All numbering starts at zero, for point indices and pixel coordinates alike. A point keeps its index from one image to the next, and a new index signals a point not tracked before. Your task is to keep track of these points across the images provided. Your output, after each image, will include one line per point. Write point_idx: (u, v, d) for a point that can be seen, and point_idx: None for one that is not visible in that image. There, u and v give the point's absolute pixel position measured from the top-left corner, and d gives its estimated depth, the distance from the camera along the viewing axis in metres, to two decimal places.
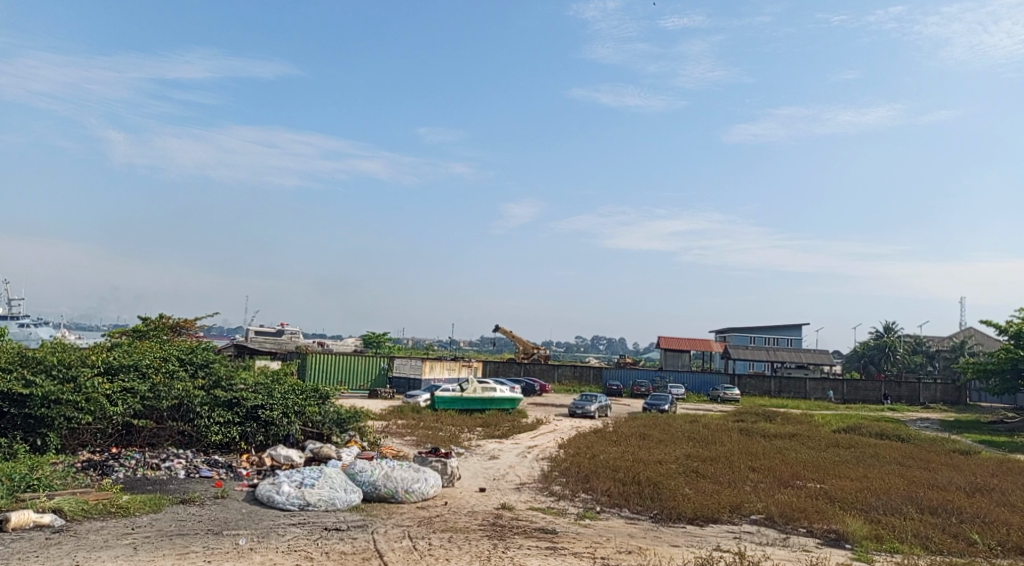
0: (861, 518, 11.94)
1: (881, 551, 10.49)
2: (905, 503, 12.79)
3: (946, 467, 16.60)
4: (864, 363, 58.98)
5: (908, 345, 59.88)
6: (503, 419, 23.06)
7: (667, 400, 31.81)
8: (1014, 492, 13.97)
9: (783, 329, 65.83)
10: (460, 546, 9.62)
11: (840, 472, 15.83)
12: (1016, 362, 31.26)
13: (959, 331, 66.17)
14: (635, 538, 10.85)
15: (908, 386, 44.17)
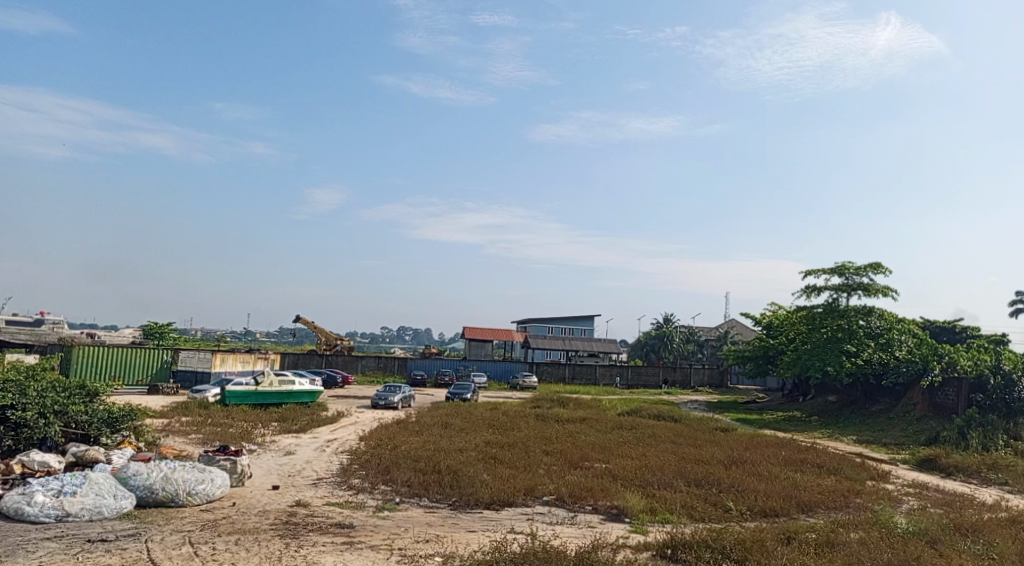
0: (639, 493, 13.01)
1: (654, 522, 11.52)
2: (676, 477, 14.14)
3: (709, 443, 18.61)
4: (646, 351, 64.25)
5: (683, 334, 66.14)
6: (301, 413, 22.23)
7: (470, 388, 32.49)
8: (762, 462, 16.01)
9: (577, 320, 69.87)
10: (248, 548, 9.15)
11: (623, 452, 17.13)
12: (767, 349, 35.73)
13: (725, 322, 74.20)
14: (433, 526, 10.98)
15: (681, 372, 48.82)
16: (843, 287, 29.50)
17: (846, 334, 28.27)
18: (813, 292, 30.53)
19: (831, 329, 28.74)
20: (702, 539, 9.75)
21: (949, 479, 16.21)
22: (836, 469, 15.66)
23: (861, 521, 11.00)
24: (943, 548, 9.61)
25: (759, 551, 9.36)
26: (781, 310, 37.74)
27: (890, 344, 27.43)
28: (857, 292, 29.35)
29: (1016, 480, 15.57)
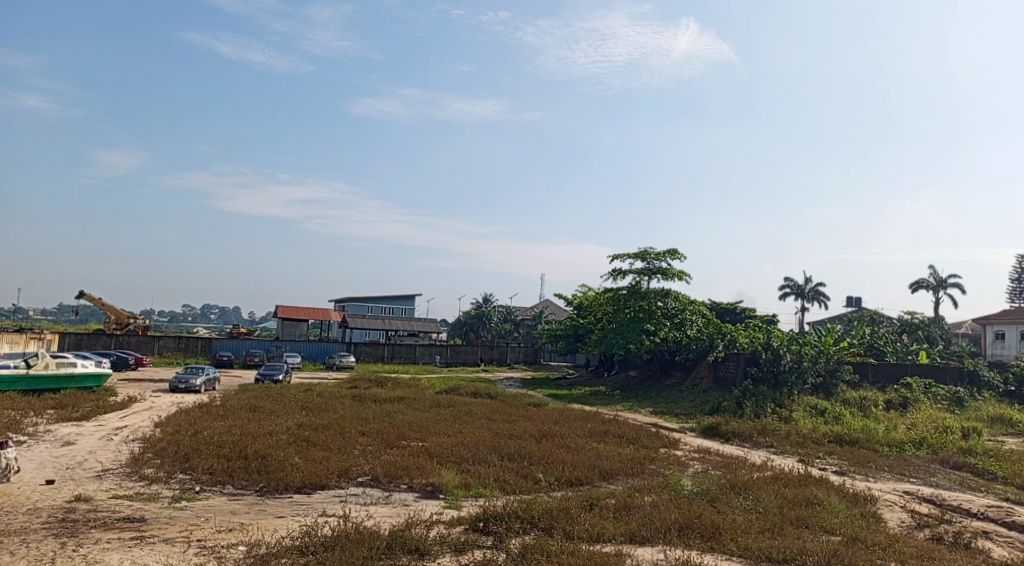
0: (454, 470, 13.17)
1: (468, 497, 11.74)
2: (490, 452, 14.50)
3: (523, 418, 19.28)
4: (465, 329, 65.19)
5: (501, 314, 67.93)
6: (84, 398, 20.08)
7: (281, 369, 31.12)
8: (571, 435, 16.86)
9: (397, 299, 69.32)
10: (13, 552, 8.11)
11: (439, 430, 17.26)
12: (578, 328, 37.67)
13: (539, 302, 77.04)
14: (238, 514, 10.40)
15: (498, 350, 50.18)
16: (645, 271, 31.70)
17: (646, 314, 30.46)
18: (619, 275, 32.54)
19: (633, 309, 30.82)
20: (513, 510, 10.08)
21: (728, 444, 18.07)
22: (634, 439, 16.87)
23: (655, 485, 11.96)
24: (721, 505, 10.69)
25: (564, 518, 9.87)
26: (590, 290, 39.91)
27: (683, 323, 30.07)
28: (657, 275, 31.68)
29: (780, 442, 17.73)
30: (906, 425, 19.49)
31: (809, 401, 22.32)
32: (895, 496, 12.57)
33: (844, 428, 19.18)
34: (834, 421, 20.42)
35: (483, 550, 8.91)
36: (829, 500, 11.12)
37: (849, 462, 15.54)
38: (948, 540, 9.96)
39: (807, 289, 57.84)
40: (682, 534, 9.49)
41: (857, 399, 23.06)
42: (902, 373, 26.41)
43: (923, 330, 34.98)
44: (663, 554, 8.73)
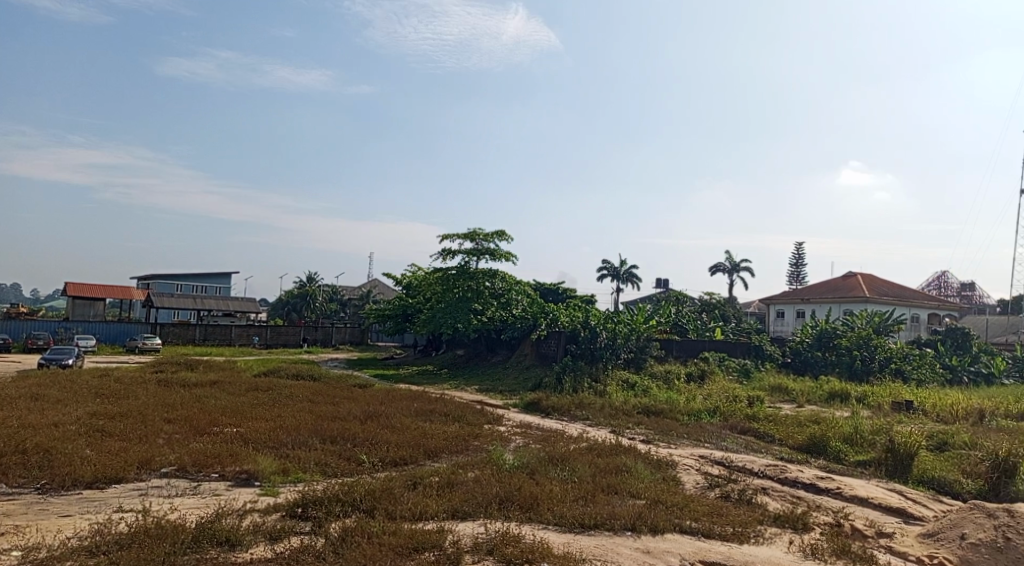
0: (271, 455, 12.61)
1: (286, 482, 11.31)
2: (311, 436, 14.03)
3: (346, 400, 18.84)
4: (287, 309, 62.54)
5: (326, 294, 65.93)
6: None
7: (72, 353, 28.10)
8: (396, 415, 16.73)
9: (211, 277, 64.97)
10: None
11: (255, 414, 16.43)
12: (406, 308, 37.43)
13: (366, 281, 75.62)
14: (13, 516, 9.28)
15: (322, 330, 48.70)
16: (473, 252, 32.08)
17: (474, 294, 30.75)
18: (448, 255, 32.68)
19: (461, 290, 30.90)
20: (333, 493, 9.85)
21: (548, 418, 18.85)
22: (459, 416, 17.10)
23: (478, 461, 12.21)
24: (539, 477, 11.14)
25: (386, 498, 9.80)
26: (418, 270, 39.71)
27: (510, 303, 30.94)
28: (485, 257, 32.19)
29: (595, 415, 18.77)
30: (703, 395, 21.41)
31: (621, 376, 23.83)
32: (692, 460, 13.79)
33: (651, 400, 20.70)
34: (643, 394, 21.98)
35: (300, 537, 8.63)
36: (635, 467, 11.95)
37: (654, 431, 16.80)
38: (734, 497, 11.09)
39: (623, 271, 61.47)
40: (502, 507, 9.77)
41: (663, 372, 25.00)
42: (701, 348, 28.96)
43: (719, 310, 38.49)
44: (484, 527, 8.94)
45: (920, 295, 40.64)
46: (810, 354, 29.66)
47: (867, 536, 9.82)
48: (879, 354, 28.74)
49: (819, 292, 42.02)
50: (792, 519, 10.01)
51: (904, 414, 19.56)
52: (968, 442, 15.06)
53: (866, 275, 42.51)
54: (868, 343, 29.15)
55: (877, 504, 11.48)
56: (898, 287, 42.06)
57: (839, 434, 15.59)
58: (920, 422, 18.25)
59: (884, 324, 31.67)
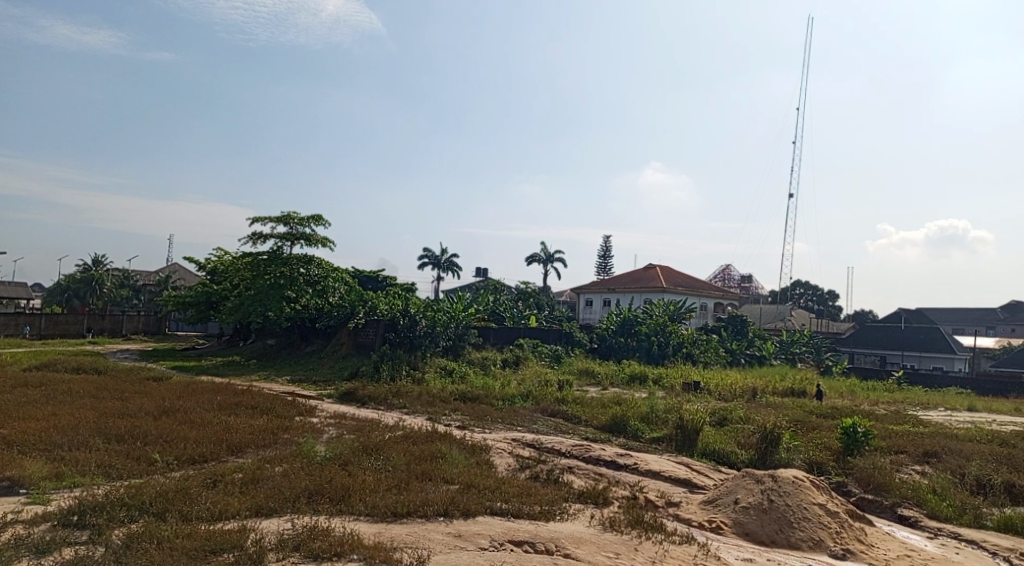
0: (42, 459, 11.20)
1: (60, 489, 10.10)
2: (93, 436, 12.65)
3: (136, 394, 17.20)
4: (68, 296, 55.96)
5: (116, 278, 59.84)
6: None
7: None
8: (195, 410, 15.55)
9: None
10: None
11: (24, 413, 14.51)
12: (210, 295, 34.94)
13: (164, 265, 69.65)
14: None
15: (111, 319, 44.20)
16: (287, 237, 30.61)
17: (287, 281, 28.87)
18: (259, 239, 30.91)
19: (273, 276, 28.86)
20: (118, 498, 8.95)
21: (363, 407, 18.48)
22: (267, 409, 16.26)
23: (287, 455, 11.67)
24: (352, 468, 10.87)
25: (181, 499, 9.07)
26: (225, 255, 37.18)
27: (326, 290, 29.90)
28: (300, 241, 30.86)
29: (411, 402, 18.71)
30: (517, 381, 22.08)
31: (438, 363, 23.97)
32: (505, 443, 14.16)
33: (467, 386, 21.00)
34: (459, 381, 22.27)
35: (75, 548, 7.75)
36: (450, 453, 12.05)
37: (469, 417, 17.06)
38: (542, 477, 11.54)
39: (443, 259, 61.72)
40: (310, 501, 9.41)
41: (480, 359, 25.50)
42: (516, 335, 29.84)
43: (534, 298, 39.83)
44: (290, 523, 8.56)
45: (708, 286, 44.77)
46: (615, 340, 31.62)
47: (658, 506, 10.63)
48: (672, 339, 31.33)
49: (623, 282, 44.88)
50: (594, 495, 10.59)
51: (692, 394, 21.47)
52: (743, 417, 16.83)
53: (664, 267, 46.02)
54: (664, 329, 31.67)
55: (667, 476, 12.47)
56: (691, 277, 46.02)
57: (638, 414, 16.76)
58: (706, 400, 20.12)
59: (678, 312, 34.52)
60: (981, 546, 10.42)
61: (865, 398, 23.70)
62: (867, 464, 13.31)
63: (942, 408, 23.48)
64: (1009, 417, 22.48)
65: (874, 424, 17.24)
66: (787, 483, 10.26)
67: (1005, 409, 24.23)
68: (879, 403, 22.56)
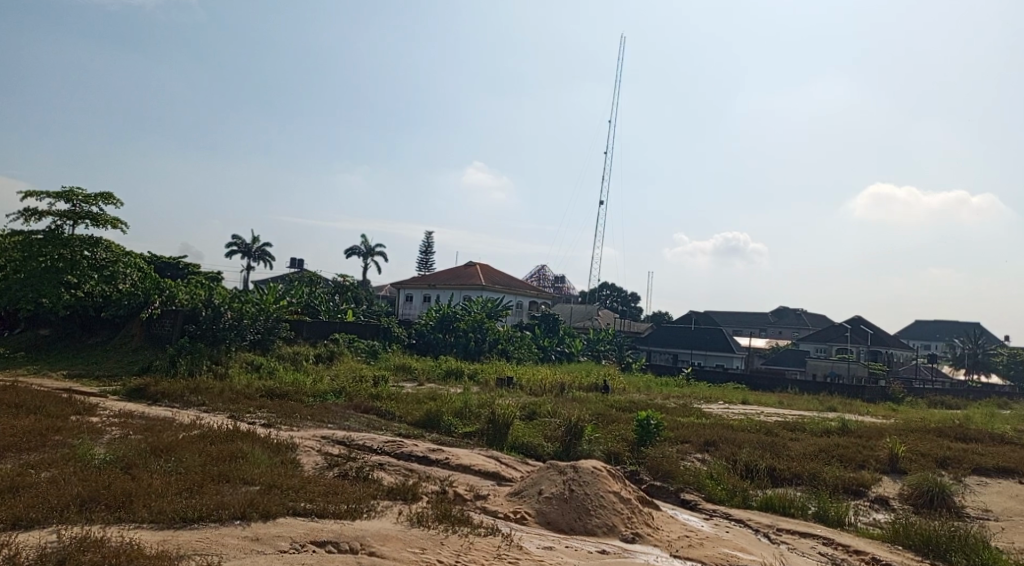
0: None
1: None
2: None
3: None
4: None
5: None
6: None
7: None
8: None
9: None
10: None
11: None
12: None
13: None
14: None
15: None
16: (68, 215, 27.42)
17: (67, 264, 25.60)
18: (32, 216, 27.40)
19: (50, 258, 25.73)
20: None
21: (155, 405, 17.01)
22: (35, 408, 14.43)
23: (57, 459, 10.42)
24: (137, 471, 9.95)
25: None
26: None
27: (114, 277, 27.03)
28: (84, 221, 27.77)
29: (211, 400, 17.49)
30: (330, 376, 21.43)
31: (244, 357, 22.65)
32: (313, 441, 13.67)
33: (275, 382, 20.02)
34: (267, 376, 21.19)
35: None
36: (252, 452, 11.41)
37: (276, 414, 16.28)
38: (351, 475, 11.27)
39: (254, 248, 58.49)
40: (84, 509, 8.48)
41: (290, 353, 24.44)
42: (330, 329, 28.95)
43: (351, 292, 38.86)
44: (56, 535, 7.66)
45: (524, 284, 46.24)
46: (432, 336, 31.69)
47: (466, 499, 10.80)
48: (489, 336, 32.01)
49: (442, 278, 45.11)
50: (403, 491, 10.52)
51: (504, 389, 22.05)
52: (550, 411, 17.55)
53: (483, 265, 46.86)
54: (481, 326, 32.25)
55: (477, 470, 12.69)
56: (508, 276, 47.29)
57: (451, 410, 16.92)
58: (518, 395, 20.75)
59: (494, 310, 35.30)
60: (747, 524, 11.66)
61: (659, 393, 25.68)
62: (657, 453, 14.43)
63: (722, 402, 26.02)
64: (775, 409, 25.41)
65: (665, 417, 18.73)
66: (586, 473, 10.80)
67: (773, 402, 27.38)
68: (671, 397, 24.59)
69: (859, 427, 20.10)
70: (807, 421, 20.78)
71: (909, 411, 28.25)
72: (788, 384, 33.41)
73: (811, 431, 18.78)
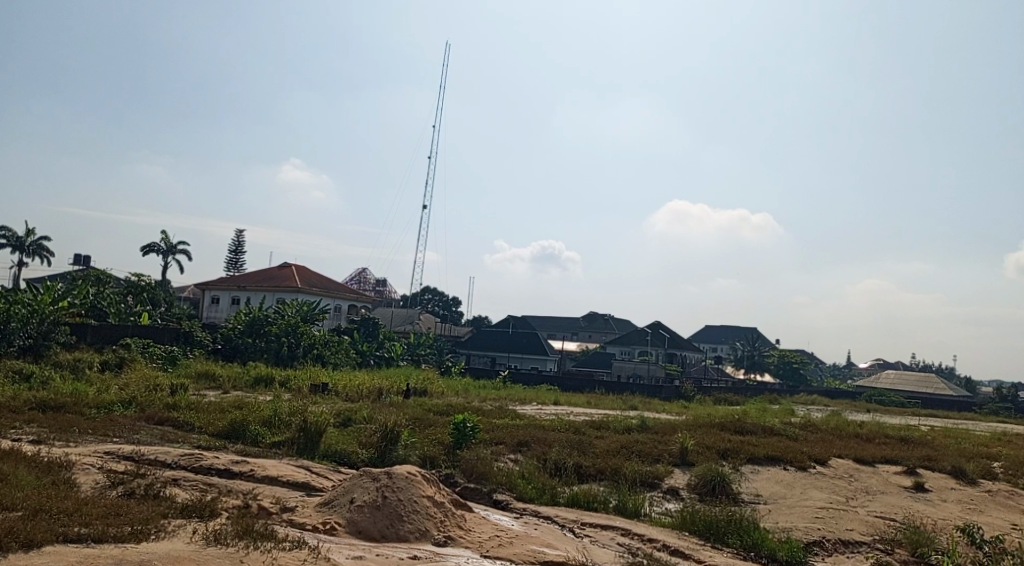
0: None
1: None
2: None
3: None
4: None
5: None
6: None
7: None
8: None
9: None
10: None
11: None
12: None
13: None
14: None
15: None
16: None
17: None
18: None
19: None
20: None
21: None
22: None
23: None
24: None
25: None
26: None
27: None
28: None
29: None
30: (119, 386, 19.44)
31: (13, 366, 19.96)
32: (95, 458, 12.30)
33: (51, 393, 17.82)
34: (41, 387, 18.83)
35: None
36: (16, 474, 10.03)
37: (50, 429, 14.48)
38: (139, 494, 10.26)
39: (28, 242, 51.85)
40: None
41: (70, 361, 21.88)
42: (121, 334, 26.33)
43: (147, 293, 35.64)
44: None
45: (343, 287, 44.98)
46: (240, 341, 29.86)
47: (271, 512, 10.26)
48: (303, 341, 30.73)
49: (253, 279, 42.72)
50: (199, 508, 9.76)
51: (318, 396, 21.27)
52: (365, 417, 17.16)
53: (299, 266, 44.95)
54: (295, 330, 30.87)
55: (285, 481, 12.09)
56: (325, 278, 45.75)
57: (259, 418, 16.00)
58: (332, 402, 20.10)
59: (310, 313, 33.98)
60: (554, 520, 12.12)
61: (475, 395, 26.08)
62: (471, 455, 14.58)
63: (535, 403, 26.96)
64: (584, 409, 26.77)
65: (481, 419, 19.03)
66: (400, 478, 10.62)
67: (581, 402, 28.78)
68: (487, 400, 25.08)
69: (655, 424, 21.68)
70: (611, 419, 22.07)
71: (699, 408, 30.98)
72: (595, 385, 35.29)
73: (615, 428, 19.95)
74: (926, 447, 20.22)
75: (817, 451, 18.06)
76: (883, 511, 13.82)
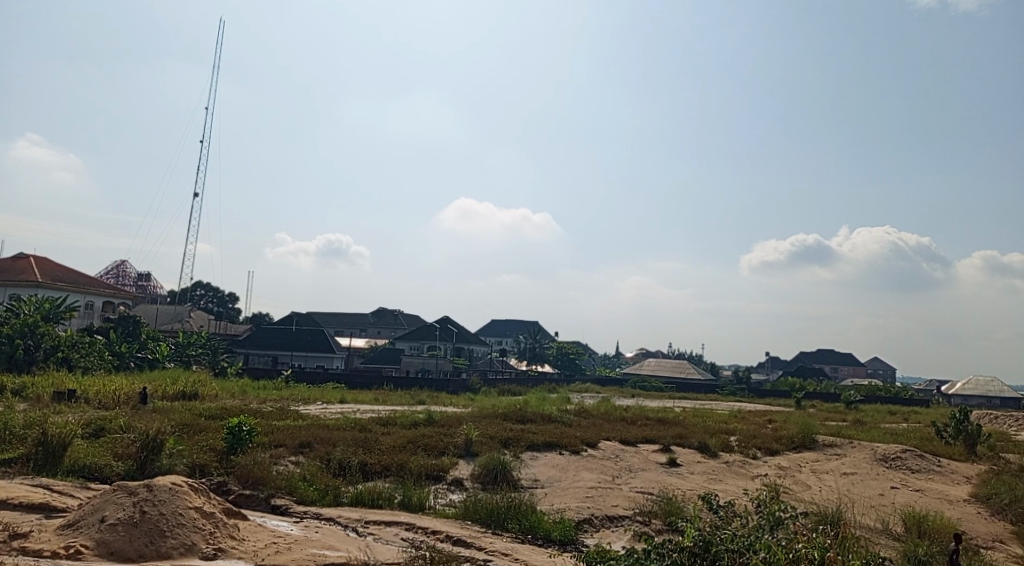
0: None
1: None
2: None
3: None
4: None
5: None
6: None
7: None
8: None
9: None
10: None
11: None
12: None
13: None
14: None
15: None
16: None
17: None
18: None
19: None
20: None
21: None
22: None
23: None
24: None
25: None
26: None
27: None
28: None
29: None
30: None
31: None
32: None
33: None
34: None
35: None
36: None
37: None
38: None
39: None
40: None
41: None
42: None
43: None
44: None
45: (96, 281, 40.17)
46: None
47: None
48: (45, 343, 27.00)
49: None
50: None
51: (65, 405, 18.84)
52: (122, 425, 15.52)
53: (38, 257, 39.33)
54: (35, 331, 26.97)
55: (18, 504, 10.56)
56: (73, 272, 40.59)
57: None
58: (81, 411, 17.93)
59: (55, 311, 29.98)
60: (336, 521, 11.82)
61: (253, 397, 24.68)
62: (247, 460, 13.75)
63: (319, 402, 26.12)
64: (369, 406, 26.44)
65: (258, 422, 18.05)
66: (162, 491, 9.72)
67: (368, 399, 28.36)
68: (266, 401, 23.83)
69: (441, 417, 21.97)
70: (397, 415, 21.99)
71: (483, 400, 31.93)
72: (383, 381, 34.97)
73: (401, 424, 19.91)
74: (679, 426, 22.57)
75: (589, 436, 19.43)
76: (643, 487, 15.20)
